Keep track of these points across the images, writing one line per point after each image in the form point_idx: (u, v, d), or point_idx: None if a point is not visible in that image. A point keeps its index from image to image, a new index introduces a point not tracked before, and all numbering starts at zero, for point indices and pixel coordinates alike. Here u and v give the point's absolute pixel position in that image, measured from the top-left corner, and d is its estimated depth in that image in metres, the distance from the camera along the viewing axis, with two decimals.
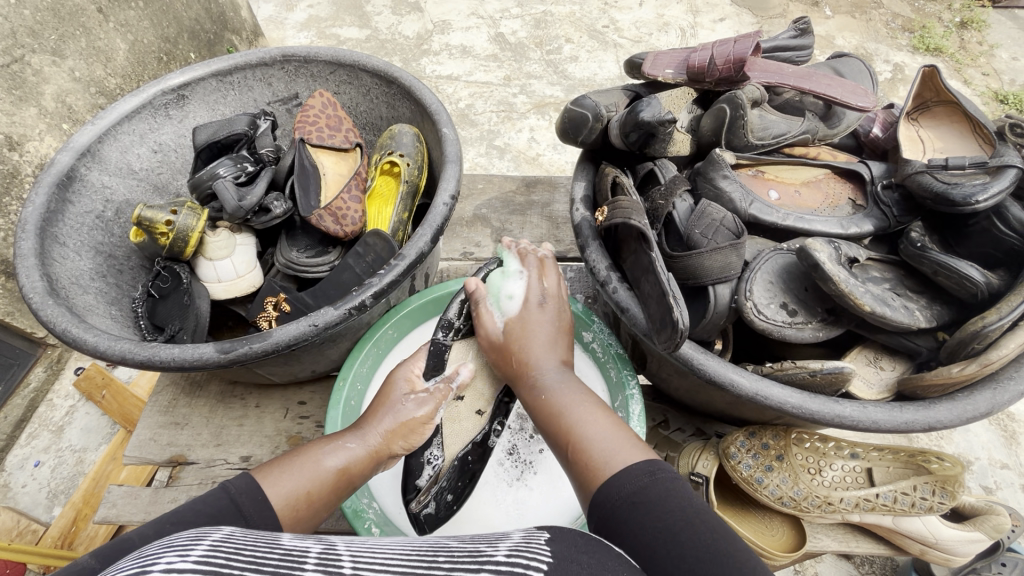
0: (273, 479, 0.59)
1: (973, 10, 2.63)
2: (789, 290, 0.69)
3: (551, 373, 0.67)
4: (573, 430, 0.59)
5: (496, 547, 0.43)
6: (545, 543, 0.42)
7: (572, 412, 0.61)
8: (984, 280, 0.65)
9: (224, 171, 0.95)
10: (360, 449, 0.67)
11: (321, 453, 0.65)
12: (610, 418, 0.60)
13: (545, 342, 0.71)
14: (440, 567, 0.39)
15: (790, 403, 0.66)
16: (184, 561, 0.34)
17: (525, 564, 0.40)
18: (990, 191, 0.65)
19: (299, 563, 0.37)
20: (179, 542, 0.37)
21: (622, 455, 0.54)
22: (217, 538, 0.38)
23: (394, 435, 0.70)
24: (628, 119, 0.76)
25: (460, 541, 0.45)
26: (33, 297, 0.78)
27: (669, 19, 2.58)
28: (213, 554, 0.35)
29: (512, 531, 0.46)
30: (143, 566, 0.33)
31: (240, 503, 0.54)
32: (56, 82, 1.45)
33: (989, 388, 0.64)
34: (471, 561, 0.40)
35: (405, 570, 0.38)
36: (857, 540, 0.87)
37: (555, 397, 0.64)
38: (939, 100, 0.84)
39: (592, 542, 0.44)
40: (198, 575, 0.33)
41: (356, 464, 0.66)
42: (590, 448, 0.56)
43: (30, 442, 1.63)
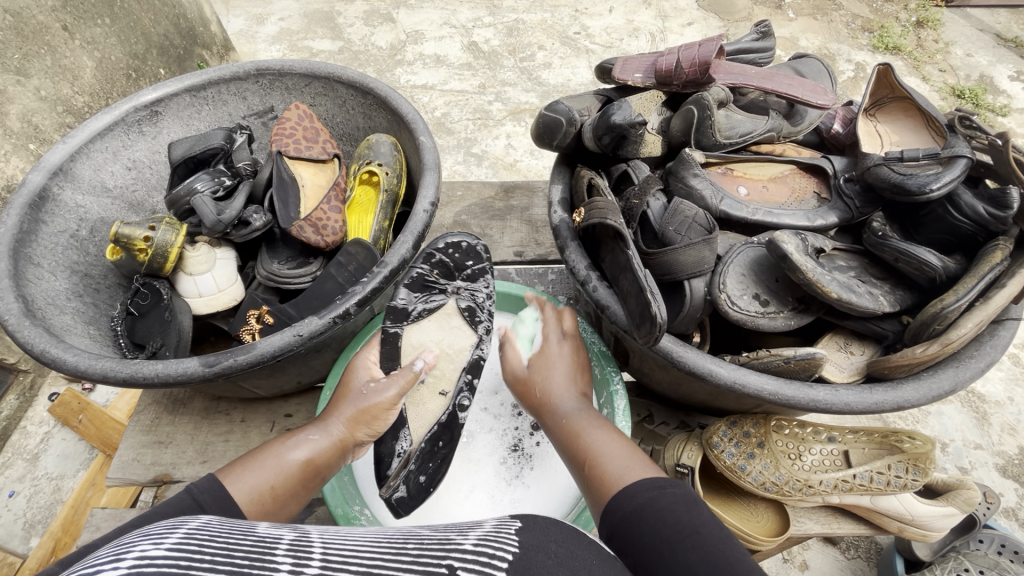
0: (238, 478, 0.60)
1: (928, 10, 2.74)
2: (760, 281, 0.72)
3: (569, 404, 0.74)
4: (590, 451, 0.64)
5: (466, 535, 0.44)
6: (515, 532, 0.44)
7: (589, 434, 0.67)
8: (941, 264, 0.69)
9: (202, 186, 0.95)
10: (323, 440, 0.70)
11: (284, 447, 0.66)
12: (619, 436, 0.66)
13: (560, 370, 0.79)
14: (409, 553, 0.40)
15: (767, 390, 0.69)
16: (156, 548, 0.35)
17: (491, 553, 0.41)
18: (943, 179, 0.69)
19: (270, 550, 0.37)
20: (155, 531, 0.38)
21: (630, 472, 0.59)
22: (192, 527, 0.39)
23: (356, 423, 0.72)
24: (601, 122, 0.78)
25: (432, 530, 0.46)
26: (8, 319, 0.77)
27: (638, 25, 2.63)
28: (186, 542, 0.36)
29: (484, 520, 0.47)
30: (118, 553, 0.34)
31: (203, 502, 0.55)
32: (21, 102, 1.43)
33: (952, 366, 0.68)
34: (439, 548, 0.41)
35: (375, 556, 0.39)
36: (839, 522, 0.90)
37: (574, 420, 0.71)
38: (894, 97, 0.88)
39: (564, 530, 0.46)
40: (170, 560, 0.34)
41: (321, 455, 0.68)
42: (603, 465, 0.61)
43: (4, 472, 1.58)
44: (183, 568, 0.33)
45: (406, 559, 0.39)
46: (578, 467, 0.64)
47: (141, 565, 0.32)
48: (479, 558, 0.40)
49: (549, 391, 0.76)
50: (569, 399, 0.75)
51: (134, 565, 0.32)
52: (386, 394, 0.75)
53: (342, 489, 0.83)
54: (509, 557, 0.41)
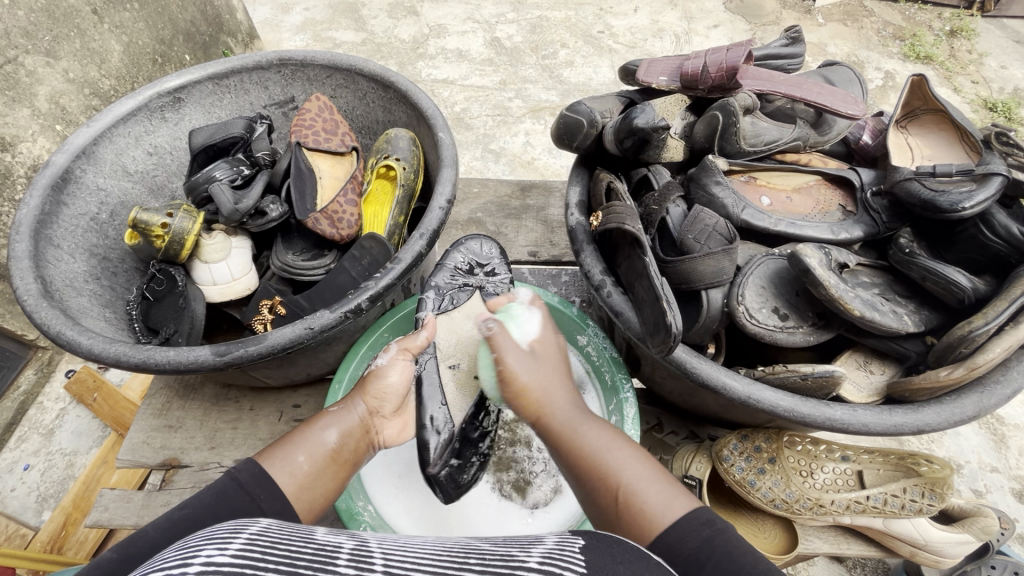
0: (275, 461, 0.62)
1: (962, 19, 2.67)
2: (779, 294, 0.70)
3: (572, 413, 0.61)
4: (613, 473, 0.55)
5: (529, 552, 0.45)
6: (580, 552, 0.45)
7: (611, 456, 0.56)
8: (971, 285, 0.66)
9: (221, 174, 0.95)
10: (347, 420, 0.70)
11: (313, 430, 0.67)
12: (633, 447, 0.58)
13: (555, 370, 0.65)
14: (471, 568, 0.42)
15: (782, 407, 0.67)
16: (222, 554, 0.37)
17: (560, 572, 0.41)
18: (975, 198, 0.67)
19: (332, 558, 0.39)
20: (219, 535, 0.41)
21: (666, 504, 0.53)
22: (252, 532, 0.42)
23: (372, 392, 0.74)
24: (623, 125, 0.77)
25: (492, 543, 0.47)
26: (27, 299, 0.78)
27: (663, 25, 2.60)
28: (250, 549, 0.38)
29: (545, 534, 0.48)
30: (186, 558, 0.37)
31: (247, 486, 0.58)
32: (49, 83, 1.45)
33: (977, 391, 0.65)
34: (503, 565, 0.42)
35: (439, 569, 0.41)
36: (849, 543, 0.88)
37: (569, 434, 0.59)
38: (927, 108, 0.85)
39: (632, 552, 0.46)
40: (235, 566, 0.36)
41: (349, 440, 0.69)
42: (639, 496, 0.53)
43: (19, 446, 1.62)
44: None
45: (470, 573, 0.41)
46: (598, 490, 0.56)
47: (209, 571, 0.35)
48: None
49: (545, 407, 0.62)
50: (567, 406, 0.61)
51: (200, 571, 0.35)
52: (384, 359, 0.78)
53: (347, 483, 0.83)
54: None
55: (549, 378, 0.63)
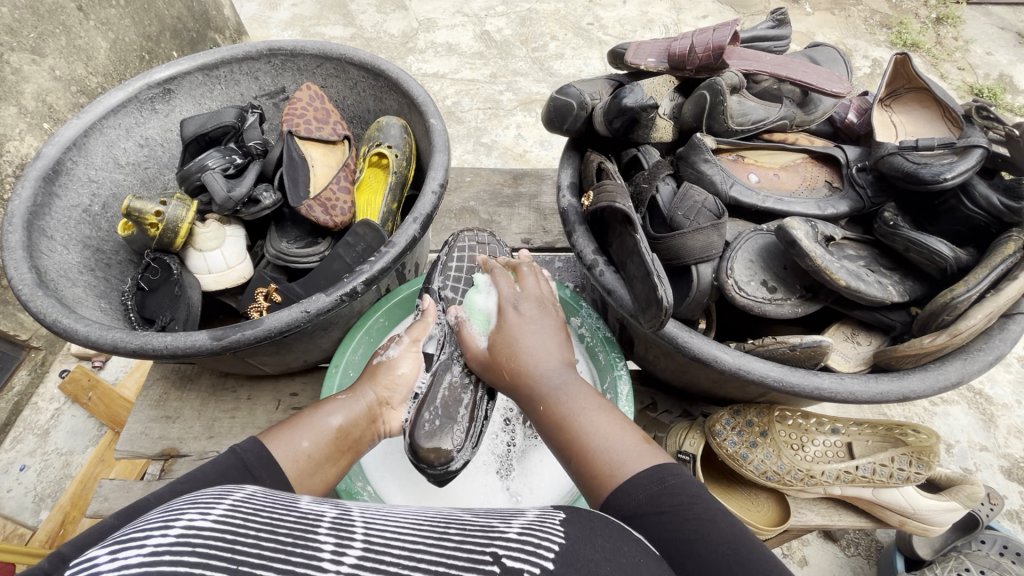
0: (278, 442, 0.65)
1: (948, 6, 2.69)
2: (768, 267, 0.72)
3: (549, 370, 0.65)
4: (572, 424, 0.58)
5: (509, 524, 0.44)
6: (559, 524, 0.44)
7: (578, 418, 0.58)
8: (952, 254, 0.68)
9: (213, 162, 0.95)
10: (354, 407, 0.73)
11: (319, 415, 0.70)
12: (615, 415, 0.59)
13: (545, 330, 0.70)
14: (451, 538, 0.41)
15: (771, 377, 0.69)
16: (205, 519, 0.38)
17: (536, 543, 0.41)
18: (957, 169, 0.68)
19: (313, 526, 0.40)
20: (204, 500, 0.41)
21: (632, 456, 0.54)
22: (238, 498, 0.42)
23: (384, 384, 0.77)
24: (612, 105, 0.78)
25: (474, 514, 0.47)
26: (22, 289, 0.78)
27: (652, 16, 2.61)
28: (232, 515, 0.39)
29: (528, 509, 0.48)
30: (169, 520, 0.38)
31: (249, 462, 0.60)
32: (36, 80, 1.45)
33: (960, 358, 0.67)
34: (483, 536, 0.42)
35: (418, 540, 0.40)
36: (839, 514, 0.90)
37: (558, 397, 0.61)
38: (910, 87, 0.87)
39: (609, 526, 0.45)
40: (216, 531, 0.36)
41: (357, 427, 0.72)
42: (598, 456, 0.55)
43: (15, 446, 1.61)
44: (228, 542, 0.36)
45: (449, 544, 0.41)
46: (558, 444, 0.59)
47: (189, 534, 0.36)
48: (524, 548, 0.40)
49: (528, 363, 0.66)
50: (551, 368, 0.65)
51: (182, 534, 0.35)
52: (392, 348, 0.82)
53: (345, 465, 0.84)
54: (554, 547, 0.40)
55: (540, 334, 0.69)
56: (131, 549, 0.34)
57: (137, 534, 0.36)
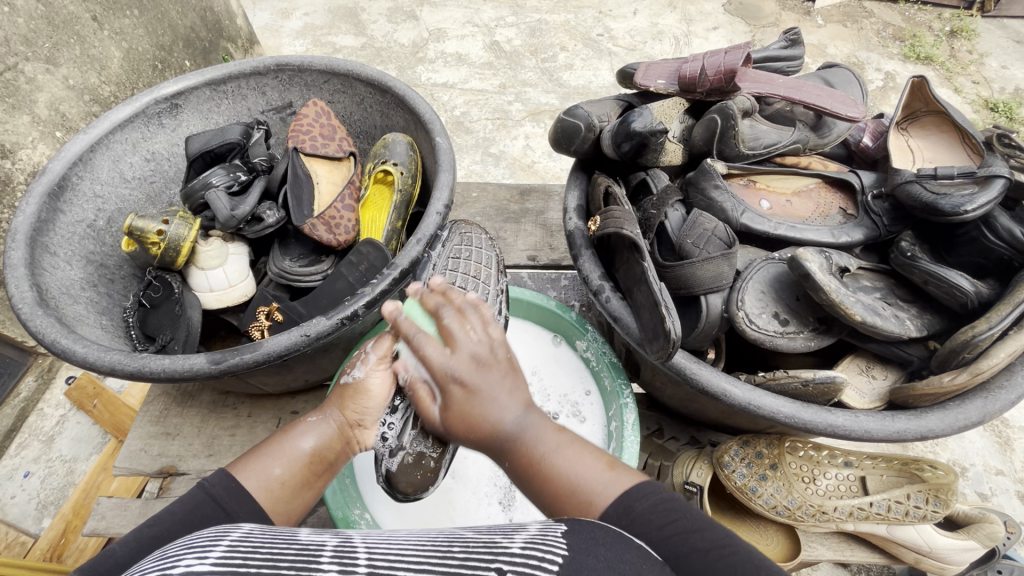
0: (248, 470, 0.62)
1: (963, 19, 2.66)
2: (780, 298, 0.70)
3: (510, 418, 0.57)
4: (546, 465, 0.56)
5: (512, 538, 0.43)
6: (562, 535, 0.43)
7: (541, 448, 0.56)
8: (973, 289, 0.65)
9: (217, 180, 0.94)
10: (324, 426, 0.68)
11: (288, 438, 0.66)
12: (576, 440, 0.58)
13: (498, 385, 0.58)
14: (455, 556, 0.40)
15: (783, 413, 0.66)
16: (202, 563, 0.36)
17: (540, 556, 0.40)
18: (978, 200, 0.66)
19: (314, 557, 0.39)
20: (201, 544, 0.40)
21: (605, 485, 0.54)
22: (236, 539, 0.41)
23: (350, 404, 0.69)
24: (620, 129, 0.76)
25: (478, 531, 0.46)
26: (22, 307, 0.78)
27: (663, 28, 2.60)
28: (233, 555, 0.38)
29: (528, 521, 0.46)
30: (166, 568, 0.36)
31: (219, 496, 0.58)
32: (49, 90, 1.46)
33: (981, 396, 0.64)
34: (486, 551, 0.41)
35: (421, 561, 0.40)
36: (852, 549, 0.87)
37: (523, 445, 0.56)
38: (928, 110, 0.84)
39: (611, 534, 0.44)
40: (215, 574, 0.35)
41: (327, 447, 0.67)
42: (569, 485, 0.54)
43: (19, 453, 1.61)
44: None
45: (453, 562, 0.39)
46: (536, 490, 0.56)
47: None
48: (527, 561, 0.39)
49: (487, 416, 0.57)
50: (511, 417, 0.57)
51: None
52: (361, 368, 0.70)
53: (344, 492, 0.82)
54: (557, 559, 0.40)
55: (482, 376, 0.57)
56: None
57: None
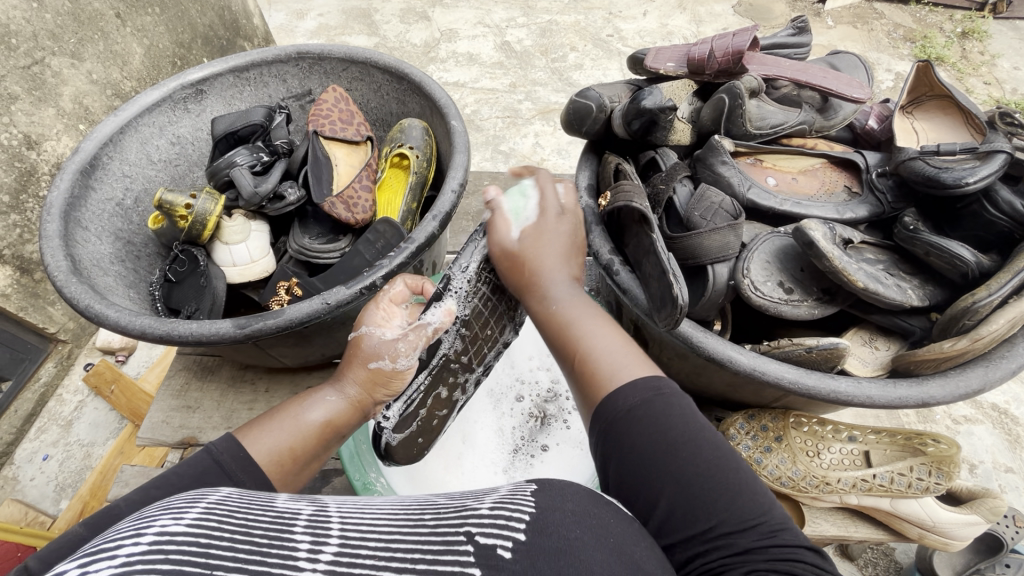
0: (257, 437, 0.61)
1: (974, 21, 2.66)
2: (784, 269, 0.72)
3: (562, 288, 0.63)
4: (581, 342, 0.58)
5: (482, 500, 0.44)
6: (531, 495, 0.44)
7: (582, 324, 0.59)
8: (974, 259, 0.67)
9: (241, 160, 0.98)
10: (340, 403, 0.67)
11: (302, 409, 0.66)
12: (609, 321, 0.60)
13: (558, 234, 0.66)
14: (426, 524, 0.41)
15: (787, 378, 0.68)
16: (178, 523, 0.35)
17: (507, 516, 0.41)
18: (979, 173, 0.68)
19: (288, 525, 0.38)
20: (177, 505, 0.39)
21: (624, 366, 0.54)
22: (212, 501, 0.40)
23: (373, 384, 0.69)
24: (631, 107, 0.79)
25: (449, 497, 0.47)
26: (57, 275, 0.82)
27: (672, 28, 2.63)
28: (207, 517, 0.37)
29: (500, 484, 0.47)
30: (140, 528, 0.35)
31: (223, 461, 0.57)
32: (74, 84, 1.51)
33: (982, 365, 0.66)
34: (456, 516, 0.42)
35: (395, 529, 0.40)
36: (856, 526, 0.88)
37: (565, 311, 0.61)
38: (933, 95, 0.86)
39: (580, 493, 0.45)
40: (190, 537, 0.35)
41: (342, 419, 0.67)
42: (597, 356, 0.55)
43: (40, 436, 1.66)
44: (203, 546, 0.34)
45: (424, 530, 0.40)
46: (563, 354, 0.59)
47: (162, 541, 0.34)
48: (496, 522, 0.40)
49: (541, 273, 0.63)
50: (563, 283, 0.63)
51: (154, 541, 0.34)
52: (406, 359, 0.69)
53: (360, 456, 0.85)
54: (525, 520, 0.41)
55: (546, 246, 0.65)
56: (103, 561, 0.32)
57: (108, 545, 0.34)
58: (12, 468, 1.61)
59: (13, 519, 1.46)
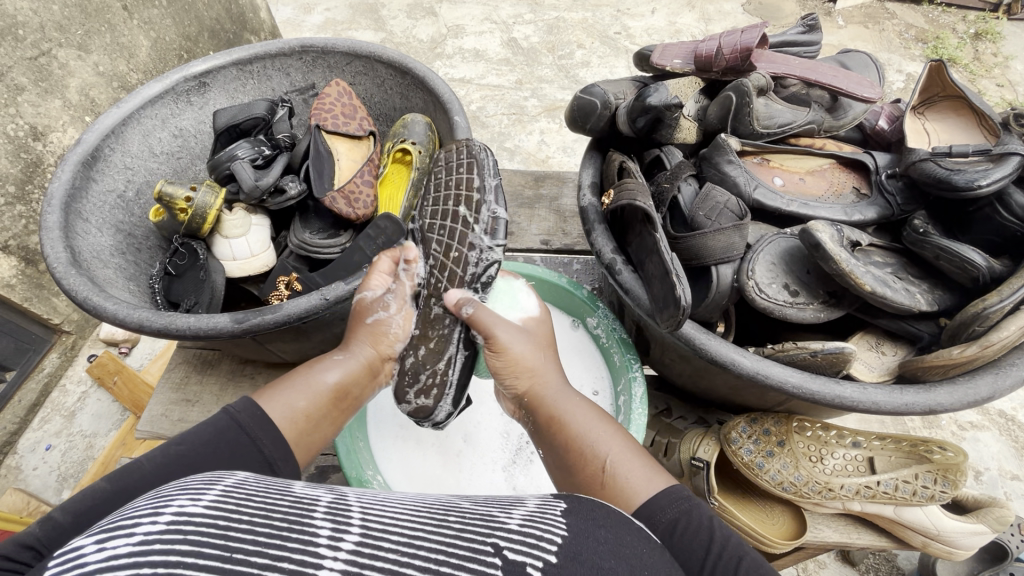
0: (273, 401, 0.64)
1: (988, 22, 2.62)
2: (791, 271, 0.71)
3: (560, 390, 0.69)
4: (590, 449, 0.61)
5: (510, 513, 0.43)
6: (561, 515, 0.44)
7: (585, 429, 0.63)
8: (986, 264, 0.66)
9: (242, 153, 0.97)
10: (348, 364, 0.72)
11: (314, 372, 0.69)
12: (611, 424, 0.64)
13: (552, 368, 0.72)
14: (450, 526, 0.40)
15: (791, 383, 0.67)
16: (196, 505, 0.35)
17: (537, 536, 0.40)
18: (991, 176, 0.66)
19: (309, 511, 0.37)
20: (194, 485, 0.38)
21: (644, 481, 0.58)
22: (230, 484, 0.39)
23: (376, 339, 0.74)
24: (636, 104, 0.78)
25: (473, 502, 0.46)
26: (56, 267, 0.81)
27: (680, 27, 2.60)
28: (225, 501, 0.36)
29: (527, 499, 0.47)
30: (157, 507, 0.35)
31: (243, 424, 0.60)
32: (80, 75, 1.51)
33: (991, 372, 0.64)
34: (483, 525, 0.41)
35: (417, 527, 0.39)
36: (859, 533, 0.87)
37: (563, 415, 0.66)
38: (945, 95, 0.85)
39: (610, 517, 0.45)
40: (209, 519, 0.34)
41: (353, 381, 0.71)
42: (615, 470, 0.59)
43: (43, 426, 1.67)
44: (222, 528, 0.33)
45: (449, 532, 0.39)
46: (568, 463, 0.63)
47: (180, 521, 0.33)
48: (526, 540, 0.40)
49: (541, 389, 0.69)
50: (556, 391, 0.69)
51: (172, 521, 0.33)
52: (393, 308, 0.75)
53: (358, 453, 0.85)
54: (556, 541, 0.40)
55: (540, 354, 0.71)
56: (120, 537, 0.32)
57: (125, 522, 0.33)
58: (16, 458, 1.62)
59: (15, 509, 1.47)
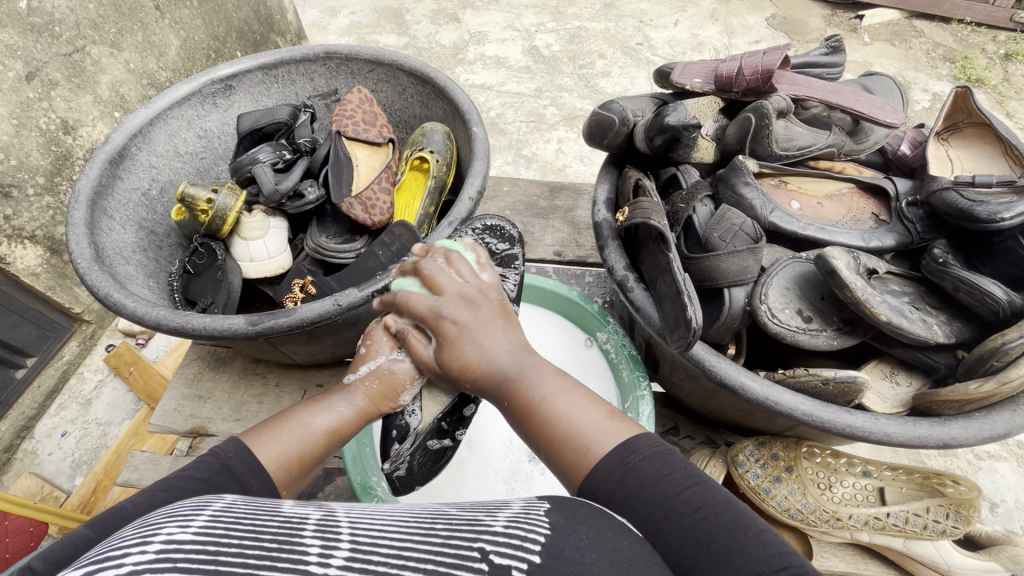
0: (260, 440, 0.61)
1: (1019, 43, 2.57)
2: (805, 297, 0.70)
3: (509, 361, 0.61)
4: (545, 412, 0.57)
5: (495, 516, 0.43)
6: (544, 514, 0.43)
7: (539, 387, 0.58)
8: (1006, 297, 0.64)
9: (264, 156, 0.98)
10: (349, 411, 0.68)
11: (311, 412, 0.66)
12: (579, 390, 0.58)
13: (488, 323, 0.63)
14: (437, 534, 0.40)
15: (800, 410, 0.66)
16: (184, 532, 0.35)
17: (522, 536, 0.40)
18: (1016, 208, 0.65)
19: (297, 530, 0.37)
20: (182, 513, 0.38)
21: (603, 434, 0.54)
22: (218, 509, 0.40)
23: (383, 397, 0.70)
24: (654, 122, 0.78)
25: (460, 508, 0.46)
26: (80, 262, 0.83)
27: (703, 39, 2.59)
28: (214, 525, 0.36)
29: (511, 500, 0.47)
30: (146, 536, 0.34)
31: (231, 466, 0.57)
32: (112, 72, 1.55)
33: (1009, 409, 0.63)
34: (469, 529, 0.41)
35: (405, 538, 0.39)
36: (866, 564, 0.85)
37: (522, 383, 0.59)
38: (971, 122, 0.83)
39: (592, 513, 0.45)
40: (198, 545, 0.34)
41: (345, 425, 0.67)
42: (572, 432, 0.54)
43: (60, 412, 1.70)
44: (212, 553, 0.33)
45: (436, 541, 0.39)
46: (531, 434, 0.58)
47: (170, 550, 0.33)
48: (510, 541, 0.40)
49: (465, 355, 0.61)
50: (508, 359, 0.61)
51: (162, 549, 0.33)
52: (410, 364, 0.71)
53: (364, 458, 0.86)
54: (539, 538, 0.40)
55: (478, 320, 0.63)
56: (108, 569, 0.31)
57: (114, 552, 0.33)
58: (33, 442, 1.66)
59: (29, 493, 1.50)
